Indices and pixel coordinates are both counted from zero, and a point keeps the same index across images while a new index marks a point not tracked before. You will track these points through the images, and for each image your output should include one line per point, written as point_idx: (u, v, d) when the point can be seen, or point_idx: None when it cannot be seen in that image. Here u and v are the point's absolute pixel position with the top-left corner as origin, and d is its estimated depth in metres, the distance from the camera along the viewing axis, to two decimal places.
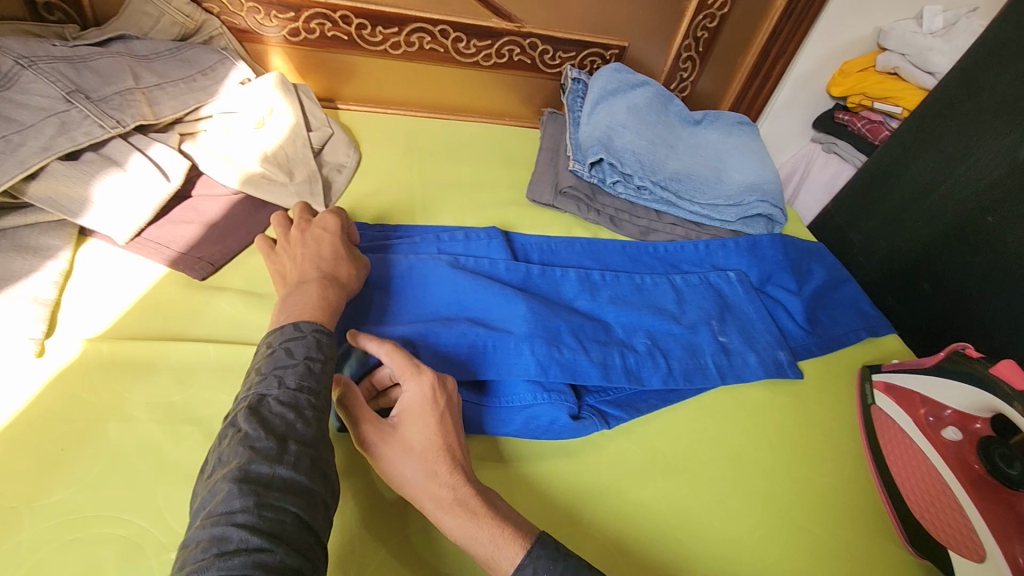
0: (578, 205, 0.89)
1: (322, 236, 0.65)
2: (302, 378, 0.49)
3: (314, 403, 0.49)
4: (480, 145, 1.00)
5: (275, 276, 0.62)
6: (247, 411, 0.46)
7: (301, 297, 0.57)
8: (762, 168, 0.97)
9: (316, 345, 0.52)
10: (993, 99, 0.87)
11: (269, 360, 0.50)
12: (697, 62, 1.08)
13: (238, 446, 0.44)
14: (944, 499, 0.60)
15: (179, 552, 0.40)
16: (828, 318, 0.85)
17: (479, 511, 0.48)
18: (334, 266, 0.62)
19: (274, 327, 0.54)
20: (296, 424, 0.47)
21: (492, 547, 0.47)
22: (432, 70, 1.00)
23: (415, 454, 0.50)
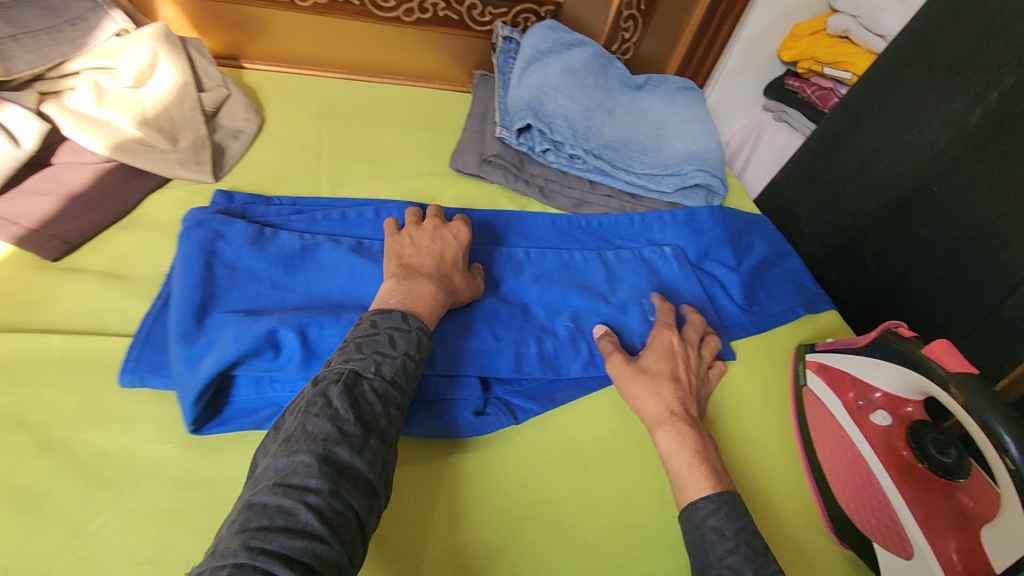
0: (504, 174, 0.82)
1: (450, 243, 0.63)
2: (397, 373, 0.49)
3: (399, 401, 0.48)
4: (403, 109, 0.92)
5: (390, 255, 0.60)
6: (341, 389, 0.45)
7: (415, 289, 0.56)
8: (705, 135, 0.91)
9: (417, 345, 0.51)
10: (944, 58, 0.81)
11: (371, 340, 0.49)
12: (640, 21, 1.01)
13: (324, 421, 0.43)
14: (873, 492, 0.56)
15: (237, 507, 0.40)
16: (766, 295, 0.81)
17: (685, 432, 0.57)
18: (456, 277, 0.61)
19: (384, 307, 0.53)
20: (381, 418, 0.46)
21: (686, 468, 0.55)
22: (348, 26, 0.90)
23: (650, 377, 0.61)
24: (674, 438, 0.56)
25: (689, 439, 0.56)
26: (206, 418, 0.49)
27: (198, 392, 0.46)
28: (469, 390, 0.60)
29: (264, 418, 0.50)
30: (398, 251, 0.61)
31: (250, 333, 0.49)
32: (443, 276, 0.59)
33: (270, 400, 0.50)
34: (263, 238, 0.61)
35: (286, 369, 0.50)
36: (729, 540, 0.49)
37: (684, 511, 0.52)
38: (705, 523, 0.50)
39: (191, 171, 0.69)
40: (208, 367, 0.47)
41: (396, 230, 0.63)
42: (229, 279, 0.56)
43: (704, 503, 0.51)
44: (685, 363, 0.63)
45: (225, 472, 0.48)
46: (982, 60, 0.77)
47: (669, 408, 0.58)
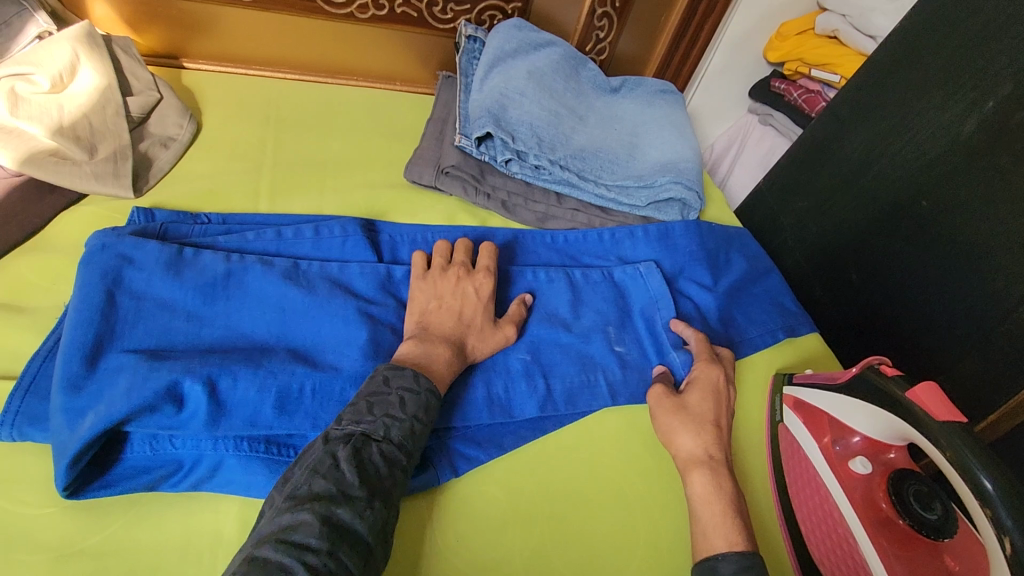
0: (463, 186, 0.76)
1: (475, 297, 0.60)
2: (406, 436, 0.47)
3: (406, 465, 0.46)
4: (359, 114, 0.85)
5: (413, 303, 0.58)
6: (349, 450, 0.44)
7: (431, 351, 0.53)
8: (683, 143, 0.85)
9: (427, 407, 0.49)
10: (937, 61, 0.75)
11: (382, 400, 0.47)
12: (615, 20, 0.95)
13: (329, 481, 0.42)
14: (850, 551, 0.50)
15: (237, 558, 0.39)
16: (744, 318, 0.75)
17: (723, 480, 0.53)
18: (478, 332, 0.58)
19: (398, 364, 0.51)
20: (386, 482, 0.44)
21: (723, 517, 0.51)
22: (298, 23, 0.83)
23: (689, 416, 0.57)
24: (711, 484, 0.53)
25: (727, 487, 0.53)
26: (90, 477, 0.43)
27: (76, 452, 0.41)
28: None
29: (162, 475, 0.44)
30: (422, 305, 0.58)
31: (147, 386, 0.44)
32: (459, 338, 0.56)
33: (169, 456, 0.45)
34: (180, 260, 0.54)
35: (189, 425, 0.44)
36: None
37: (711, 559, 0.48)
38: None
39: (109, 187, 0.62)
40: (93, 424, 0.42)
41: (422, 272, 0.61)
42: (134, 312, 0.50)
43: (738, 557, 0.47)
44: (727, 404, 0.60)
45: (111, 541, 0.42)
46: (979, 67, 0.71)
47: (708, 452, 0.55)
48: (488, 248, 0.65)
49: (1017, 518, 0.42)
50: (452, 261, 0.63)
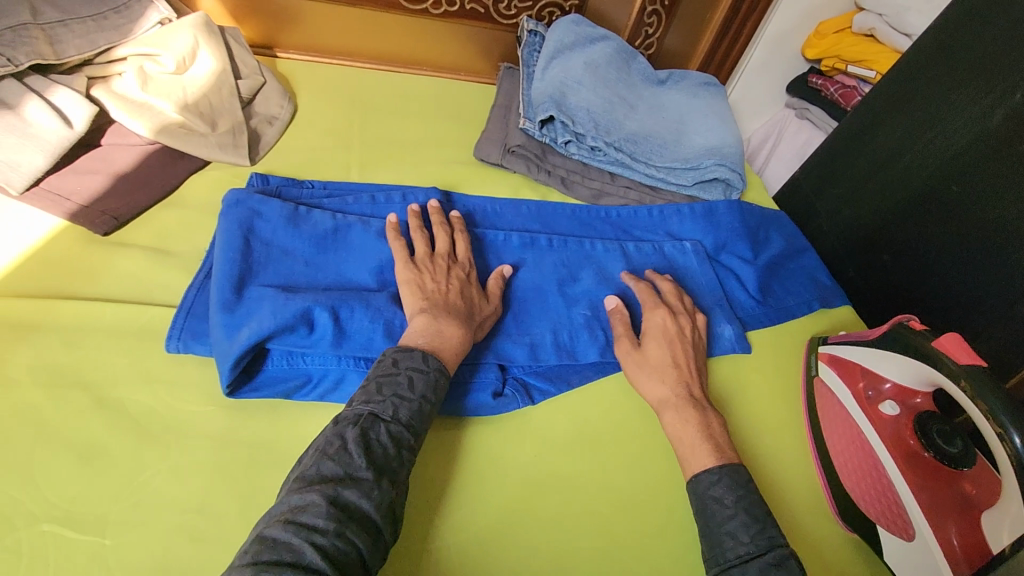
0: (527, 164, 0.85)
1: (468, 280, 0.62)
2: (413, 415, 0.50)
3: (412, 443, 0.49)
4: (430, 100, 0.94)
5: (411, 291, 0.58)
6: (358, 432, 0.47)
7: (443, 330, 0.55)
8: (726, 130, 0.92)
9: (435, 387, 0.52)
10: (969, 56, 0.81)
11: (391, 382, 0.50)
12: (663, 17, 1.02)
13: (338, 464, 0.45)
14: (877, 477, 0.58)
15: (252, 536, 0.42)
16: (781, 288, 0.82)
17: (688, 412, 0.59)
18: (479, 313, 0.61)
19: (408, 345, 0.54)
20: (392, 460, 0.47)
21: (695, 443, 0.57)
22: (378, 17, 0.93)
23: (654, 364, 0.63)
24: (681, 415, 0.59)
25: (697, 417, 0.59)
26: (241, 382, 0.52)
27: (236, 356, 0.50)
28: (486, 373, 0.62)
29: (295, 386, 0.54)
30: (422, 288, 0.58)
31: (288, 310, 0.52)
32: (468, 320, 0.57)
33: (299, 371, 0.53)
34: (297, 216, 0.63)
35: (319, 345, 0.53)
36: (729, 508, 0.52)
37: (690, 482, 0.55)
38: (706, 493, 0.54)
39: (230, 155, 0.72)
40: (247, 335, 0.50)
41: (410, 260, 0.60)
42: (265, 255, 0.59)
43: (705, 476, 0.55)
44: (679, 342, 0.65)
45: (259, 434, 0.52)
46: (1008, 62, 0.76)
47: (674, 392, 0.61)
48: (462, 237, 0.66)
49: None
50: (436, 250, 0.63)
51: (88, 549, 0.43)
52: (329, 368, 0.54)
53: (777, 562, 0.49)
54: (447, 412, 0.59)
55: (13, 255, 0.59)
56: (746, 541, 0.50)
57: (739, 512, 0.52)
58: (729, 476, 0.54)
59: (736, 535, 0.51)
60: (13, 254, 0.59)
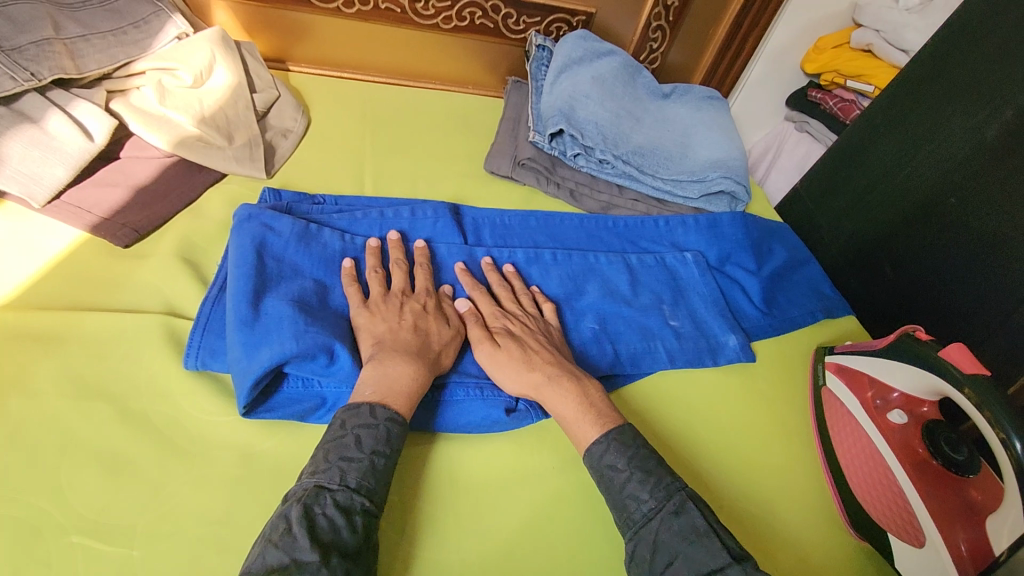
0: (536, 177, 0.87)
1: (421, 310, 0.61)
2: (363, 476, 0.48)
3: (366, 507, 0.47)
4: (440, 113, 0.96)
5: (366, 337, 0.57)
6: (301, 509, 0.44)
7: (391, 369, 0.53)
8: (730, 144, 0.94)
9: (387, 439, 0.50)
10: (964, 73, 0.84)
11: (337, 446, 0.48)
12: (668, 32, 1.04)
13: (282, 550, 0.42)
14: (886, 484, 0.59)
15: None
16: (785, 299, 0.84)
17: (563, 384, 0.58)
18: (440, 345, 0.59)
19: (355, 400, 0.52)
20: (343, 533, 0.45)
21: (576, 414, 0.57)
22: (389, 32, 0.94)
23: (516, 346, 0.61)
24: (552, 388, 0.58)
25: (569, 385, 0.58)
26: (257, 401, 0.53)
27: (256, 376, 0.50)
28: (501, 389, 0.61)
29: (309, 409, 0.54)
30: (375, 333, 0.57)
31: (308, 337, 0.53)
32: (423, 356, 0.56)
33: (312, 393, 0.54)
34: (308, 234, 0.65)
35: (337, 375, 0.54)
36: (621, 471, 0.53)
37: (585, 457, 0.55)
38: (602, 463, 0.54)
39: (246, 168, 0.73)
40: (269, 357, 0.50)
41: (362, 302, 0.60)
42: (278, 272, 0.60)
43: (595, 448, 0.54)
44: (525, 326, 0.64)
45: (281, 446, 0.52)
46: (1003, 79, 0.79)
47: (539, 366, 0.59)
48: (421, 274, 0.65)
49: None
50: (390, 290, 0.62)
51: (115, 561, 0.43)
52: (343, 394, 0.55)
53: (677, 510, 0.51)
54: (460, 429, 0.60)
55: (36, 267, 0.59)
56: (644, 498, 0.52)
57: (632, 472, 0.53)
58: (616, 438, 0.55)
59: (637, 496, 0.52)
60: (36, 265, 0.59)
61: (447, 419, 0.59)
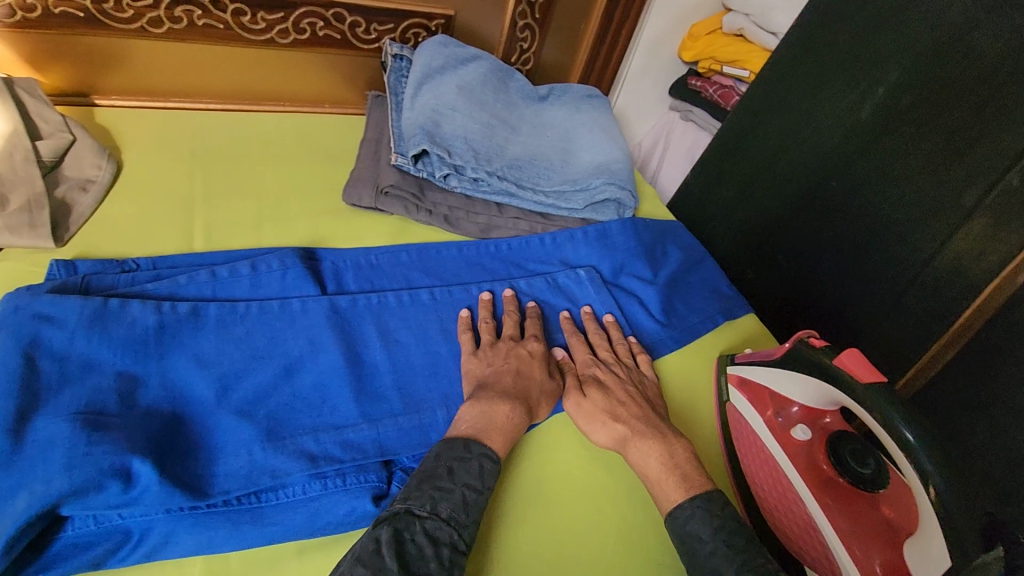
0: (404, 205, 0.77)
1: (529, 358, 0.62)
2: (455, 509, 0.48)
3: (454, 542, 0.47)
4: (290, 140, 0.84)
5: (474, 380, 0.59)
6: (392, 532, 0.45)
7: (492, 412, 0.55)
8: (613, 145, 0.89)
9: (479, 473, 0.51)
10: (833, 54, 0.82)
11: (432, 474, 0.49)
12: (537, 30, 0.98)
13: (367, 567, 0.43)
14: (797, 512, 0.55)
15: None
16: (684, 306, 0.79)
17: (648, 438, 0.57)
18: (536, 397, 0.59)
19: (450, 436, 0.53)
20: (430, 564, 0.44)
21: (662, 474, 0.55)
22: (217, 52, 0.81)
23: (610, 396, 0.61)
24: (638, 446, 0.57)
25: (658, 443, 0.56)
26: (24, 561, 0.41)
27: (12, 535, 0.39)
28: (366, 473, 0.51)
29: (108, 550, 0.43)
30: (479, 377, 0.59)
31: (88, 464, 0.42)
32: (522, 401, 0.57)
33: (113, 527, 0.43)
34: (105, 314, 0.52)
35: (141, 502, 0.42)
36: (706, 543, 0.50)
37: (668, 522, 0.52)
38: (684, 527, 0.51)
39: (26, 239, 0.60)
40: (29, 503, 0.40)
41: (473, 349, 0.63)
42: (59, 375, 0.47)
43: (678, 513, 0.52)
44: (618, 376, 0.63)
45: None
46: (869, 59, 0.78)
47: (635, 413, 0.59)
48: (529, 325, 0.67)
49: (935, 462, 0.47)
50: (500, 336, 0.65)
51: None
52: (154, 520, 0.44)
53: None
54: (313, 535, 0.48)
55: None
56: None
57: (718, 545, 0.49)
58: (703, 507, 0.51)
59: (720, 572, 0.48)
60: None
61: (298, 523, 0.47)
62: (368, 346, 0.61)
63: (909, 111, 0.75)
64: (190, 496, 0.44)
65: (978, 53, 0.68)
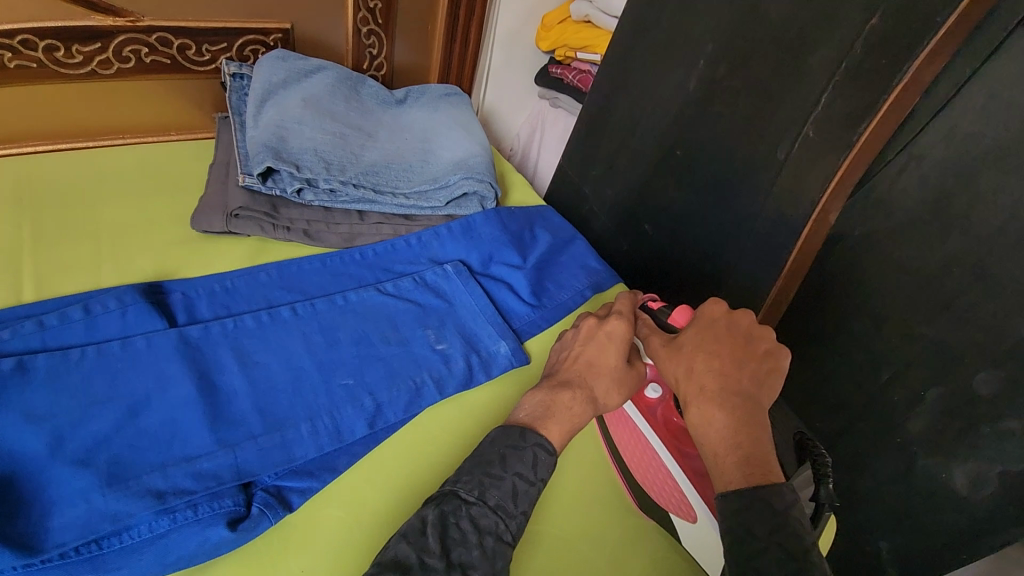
0: (259, 225, 0.76)
1: (608, 342, 0.60)
2: (504, 498, 0.49)
3: (499, 532, 0.48)
4: (131, 174, 0.81)
5: (551, 367, 0.62)
6: (438, 514, 0.47)
7: (558, 404, 0.56)
8: (471, 139, 0.90)
9: (533, 463, 0.51)
10: (660, 33, 0.89)
11: (483, 460, 0.51)
12: (383, 36, 0.99)
13: (411, 546, 0.45)
14: (661, 477, 0.59)
15: None
16: (555, 285, 0.82)
17: (716, 408, 0.50)
18: (603, 388, 0.58)
19: (508, 423, 0.55)
20: (474, 550, 0.46)
21: (719, 448, 0.49)
22: (34, 92, 0.77)
23: (708, 361, 0.53)
24: (700, 407, 0.51)
25: (725, 413, 0.50)
26: None
27: None
28: (221, 500, 0.50)
29: None
30: (555, 359, 0.62)
31: None
32: (591, 391, 0.57)
33: None
34: None
35: None
36: (758, 541, 0.44)
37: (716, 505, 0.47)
38: (733, 518, 0.45)
39: None
40: None
41: (563, 336, 0.65)
42: None
43: (732, 498, 0.46)
44: (727, 336, 0.55)
45: None
46: (688, 34, 0.85)
47: (719, 377, 0.52)
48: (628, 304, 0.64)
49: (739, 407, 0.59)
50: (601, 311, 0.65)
51: None
52: None
53: None
54: (165, 571, 0.47)
55: None
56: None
57: (773, 546, 0.43)
58: (764, 503, 0.44)
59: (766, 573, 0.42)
60: None
61: (146, 562, 0.47)
62: (224, 372, 0.59)
63: (727, 77, 0.81)
64: (19, 554, 0.43)
65: (769, 17, 0.75)
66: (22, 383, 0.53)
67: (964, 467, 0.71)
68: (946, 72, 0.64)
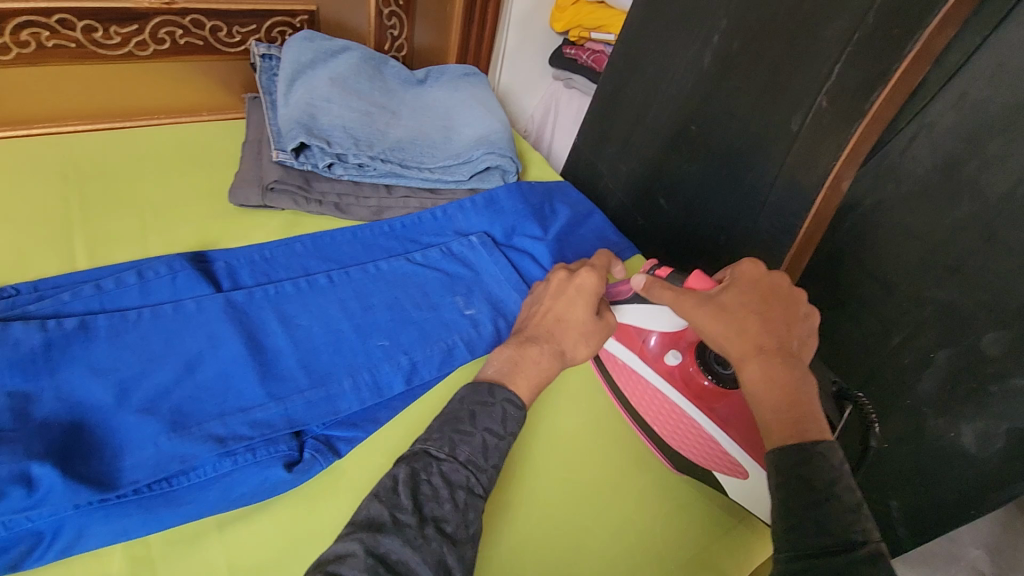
0: (293, 198, 0.79)
1: (576, 296, 0.62)
2: (473, 453, 0.50)
3: (471, 485, 0.48)
4: (168, 152, 0.84)
5: (521, 324, 0.63)
6: (409, 472, 0.47)
7: (524, 357, 0.58)
8: (490, 116, 0.93)
9: (502, 418, 0.52)
10: (675, 9, 0.91)
11: (451, 418, 0.52)
12: (403, 17, 1.02)
13: (383, 504, 0.45)
14: (702, 441, 0.61)
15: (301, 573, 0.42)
16: (576, 256, 0.85)
17: (777, 368, 0.51)
18: (571, 342, 0.60)
19: (473, 382, 0.55)
20: (446, 504, 0.46)
21: (777, 404, 0.50)
22: (75, 73, 0.80)
23: (757, 323, 0.54)
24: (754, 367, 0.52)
25: (780, 372, 0.51)
26: None
27: None
28: (276, 445, 0.54)
29: (23, 552, 0.45)
30: (525, 316, 0.64)
31: None
32: (557, 344, 0.59)
33: (25, 530, 0.46)
34: None
35: (48, 502, 0.45)
36: (816, 493, 0.43)
37: (771, 457, 0.47)
38: (791, 470, 0.45)
39: None
40: None
41: (531, 294, 0.67)
42: None
43: (791, 450, 0.46)
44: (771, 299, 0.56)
45: None
46: (704, 10, 0.87)
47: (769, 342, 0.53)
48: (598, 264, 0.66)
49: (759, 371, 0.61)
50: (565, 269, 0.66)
51: None
52: (65, 518, 0.47)
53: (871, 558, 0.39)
54: (229, 508, 0.51)
55: None
56: (833, 531, 0.41)
57: (828, 498, 0.43)
58: (823, 458, 0.45)
59: (822, 522, 0.42)
60: None
61: (213, 500, 0.51)
62: (270, 332, 0.63)
63: (742, 51, 0.83)
64: (98, 490, 0.47)
65: None
66: (86, 340, 0.56)
67: (972, 426, 0.75)
68: (956, 43, 0.66)
